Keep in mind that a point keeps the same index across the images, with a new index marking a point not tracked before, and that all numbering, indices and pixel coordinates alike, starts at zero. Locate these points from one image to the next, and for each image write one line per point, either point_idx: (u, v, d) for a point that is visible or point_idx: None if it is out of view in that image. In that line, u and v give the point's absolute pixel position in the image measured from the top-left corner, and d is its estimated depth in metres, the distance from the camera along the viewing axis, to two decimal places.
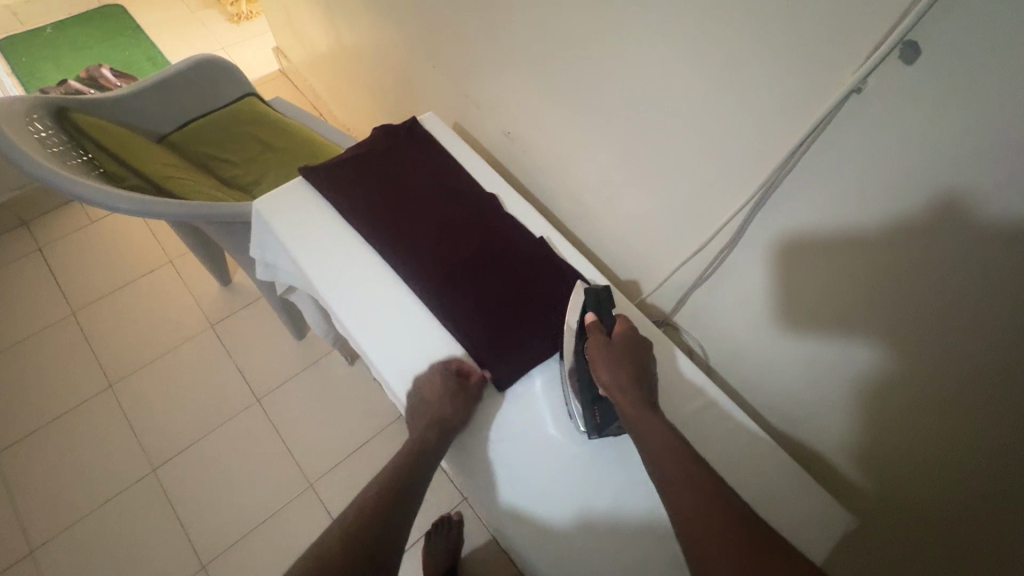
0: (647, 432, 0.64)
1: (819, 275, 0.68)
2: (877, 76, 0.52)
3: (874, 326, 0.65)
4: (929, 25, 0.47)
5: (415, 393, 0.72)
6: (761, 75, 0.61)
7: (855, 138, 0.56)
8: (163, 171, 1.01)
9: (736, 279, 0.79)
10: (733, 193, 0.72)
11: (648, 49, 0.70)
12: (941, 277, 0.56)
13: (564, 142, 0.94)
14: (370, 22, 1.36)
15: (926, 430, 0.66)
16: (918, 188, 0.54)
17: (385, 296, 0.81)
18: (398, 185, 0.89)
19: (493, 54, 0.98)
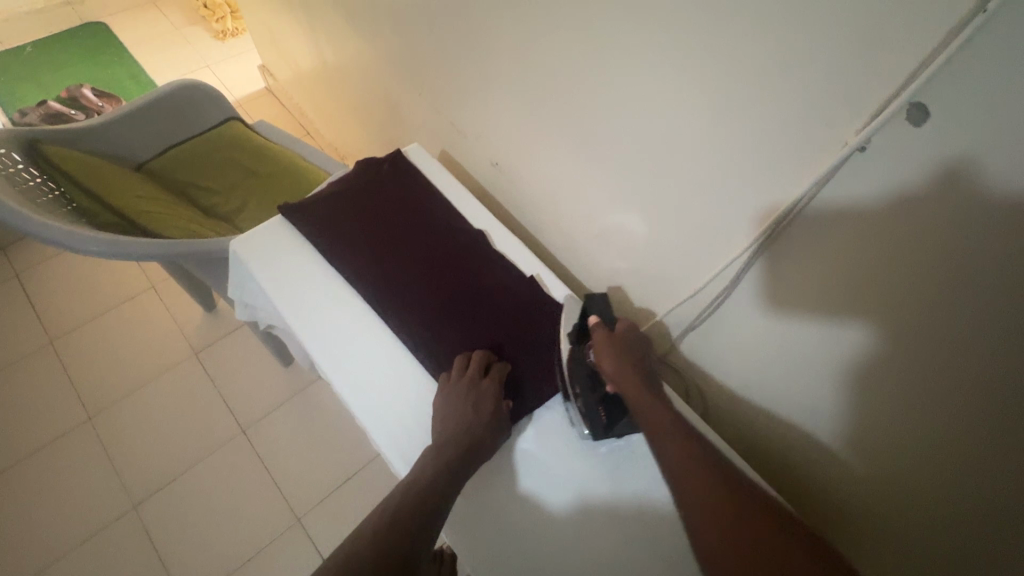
0: (654, 419, 0.60)
1: (821, 319, 0.61)
2: (886, 129, 0.46)
3: (874, 379, 0.58)
4: (937, 82, 0.41)
5: (446, 400, 0.67)
6: (755, 112, 0.55)
7: (862, 191, 0.51)
8: (138, 206, 0.98)
9: (733, 322, 0.73)
10: (731, 236, 0.66)
11: (636, 84, 0.66)
12: (957, 341, 0.49)
13: (548, 169, 0.90)
14: (355, 45, 1.32)
15: (934, 499, 0.58)
16: (932, 250, 0.47)
17: (371, 340, 0.75)
18: (384, 224, 0.82)
19: (477, 82, 0.94)
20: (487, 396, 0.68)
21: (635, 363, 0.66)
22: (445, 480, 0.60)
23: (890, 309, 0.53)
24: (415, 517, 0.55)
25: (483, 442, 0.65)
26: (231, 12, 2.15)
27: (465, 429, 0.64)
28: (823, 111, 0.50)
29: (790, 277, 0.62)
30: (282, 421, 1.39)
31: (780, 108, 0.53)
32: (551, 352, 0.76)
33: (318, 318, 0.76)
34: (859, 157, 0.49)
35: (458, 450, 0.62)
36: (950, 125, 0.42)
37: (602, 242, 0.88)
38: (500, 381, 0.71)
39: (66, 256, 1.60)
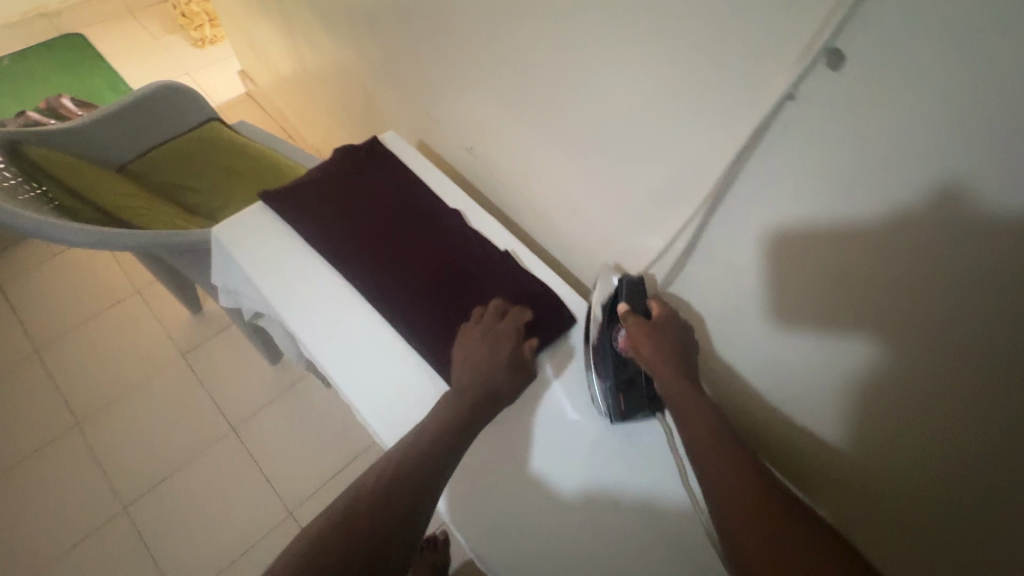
0: (687, 412, 0.64)
1: (774, 274, 0.64)
2: (812, 78, 0.49)
3: (824, 327, 0.61)
4: (851, 31, 0.45)
5: (464, 350, 0.71)
6: (698, 76, 0.58)
7: (796, 144, 0.53)
8: (121, 203, 1.00)
9: (697, 283, 0.75)
10: (684, 199, 0.69)
11: (592, 58, 0.69)
12: (896, 280, 0.52)
13: (520, 151, 0.93)
14: (330, 44, 1.35)
15: (888, 444, 0.61)
16: (863, 194, 0.51)
17: (356, 320, 0.78)
18: (364, 209, 0.84)
19: (447, 69, 0.97)
20: (503, 341, 0.72)
21: (674, 356, 0.68)
22: (460, 422, 0.63)
23: (833, 257, 0.56)
24: (429, 455, 0.58)
25: (499, 389, 0.69)
26: (208, 20, 2.16)
27: (482, 375, 0.68)
28: (755, 65, 0.53)
29: (739, 238, 0.65)
30: (271, 417, 1.40)
31: (720, 70, 0.56)
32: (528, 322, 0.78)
33: (302, 301, 0.78)
34: (791, 109, 0.52)
35: (477, 395, 0.66)
36: (869, 68, 0.45)
37: (573, 219, 0.91)
38: (518, 327, 0.74)
39: (48, 264, 1.60)
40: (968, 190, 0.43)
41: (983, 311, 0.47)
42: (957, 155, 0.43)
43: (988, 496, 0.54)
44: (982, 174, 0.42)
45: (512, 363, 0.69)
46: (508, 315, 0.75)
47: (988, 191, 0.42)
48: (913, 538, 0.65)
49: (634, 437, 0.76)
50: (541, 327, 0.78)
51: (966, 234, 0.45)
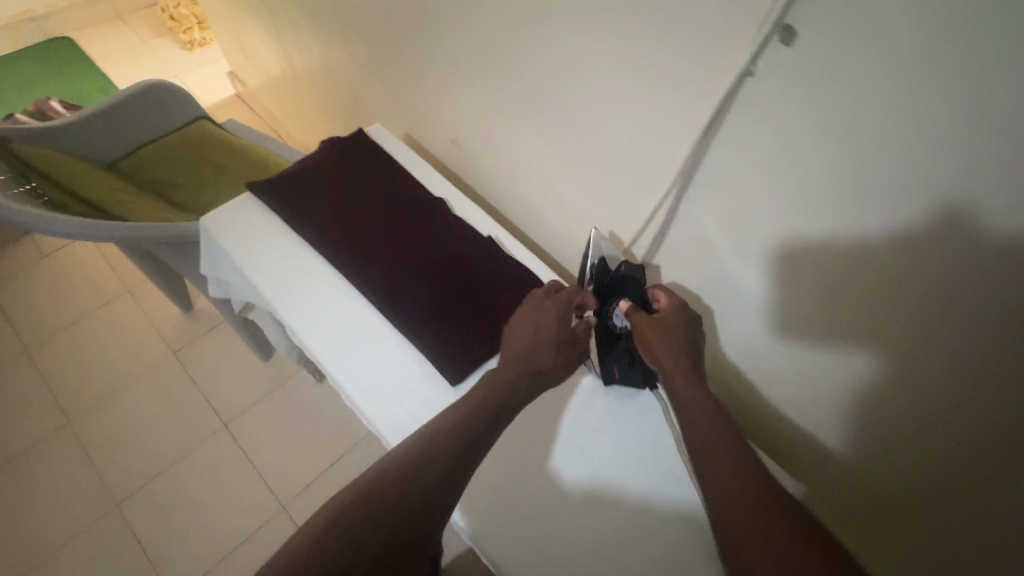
0: (690, 405, 0.59)
1: (745, 249, 0.66)
2: (768, 54, 0.52)
3: (794, 295, 0.64)
4: (801, 7, 0.48)
5: (521, 324, 0.72)
6: (666, 60, 0.61)
7: (758, 118, 0.56)
8: (112, 199, 1.01)
9: (673, 261, 0.77)
10: (656, 180, 0.72)
11: (568, 47, 0.72)
12: (859, 243, 0.55)
13: (503, 141, 0.95)
14: (317, 43, 1.37)
15: (863, 400, 0.64)
16: (821, 164, 0.54)
17: (343, 306, 0.79)
18: (350, 198, 0.86)
19: (431, 63, 1.00)
20: (551, 318, 0.72)
21: (683, 352, 0.65)
22: (501, 398, 0.63)
23: (799, 226, 0.59)
24: (468, 427, 0.59)
25: (544, 365, 0.69)
26: (197, 23, 2.19)
27: (528, 353, 0.69)
28: (716, 45, 0.56)
29: (710, 214, 0.68)
30: (264, 412, 1.41)
31: (685, 51, 0.59)
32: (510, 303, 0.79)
33: (291, 288, 0.79)
34: (750, 84, 0.55)
35: (519, 373, 0.67)
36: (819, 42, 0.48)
37: (555, 206, 0.93)
38: (568, 304, 0.74)
39: (37, 266, 1.60)
40: (913, 150, 0.47)
41: (937, 261, 0.50)
42: (902, 116, 0.46)
43: (959, 435, 0.57)
44: (926, 134, 0.46)
45: (558, 339, 0.69)
46: (559, 293, 0.75)
47: (931, 148, 0.46)
48: (894, 490, 0.68)
49: (633, 436, 0.80)
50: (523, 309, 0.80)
51: (917, 192, 0.48)
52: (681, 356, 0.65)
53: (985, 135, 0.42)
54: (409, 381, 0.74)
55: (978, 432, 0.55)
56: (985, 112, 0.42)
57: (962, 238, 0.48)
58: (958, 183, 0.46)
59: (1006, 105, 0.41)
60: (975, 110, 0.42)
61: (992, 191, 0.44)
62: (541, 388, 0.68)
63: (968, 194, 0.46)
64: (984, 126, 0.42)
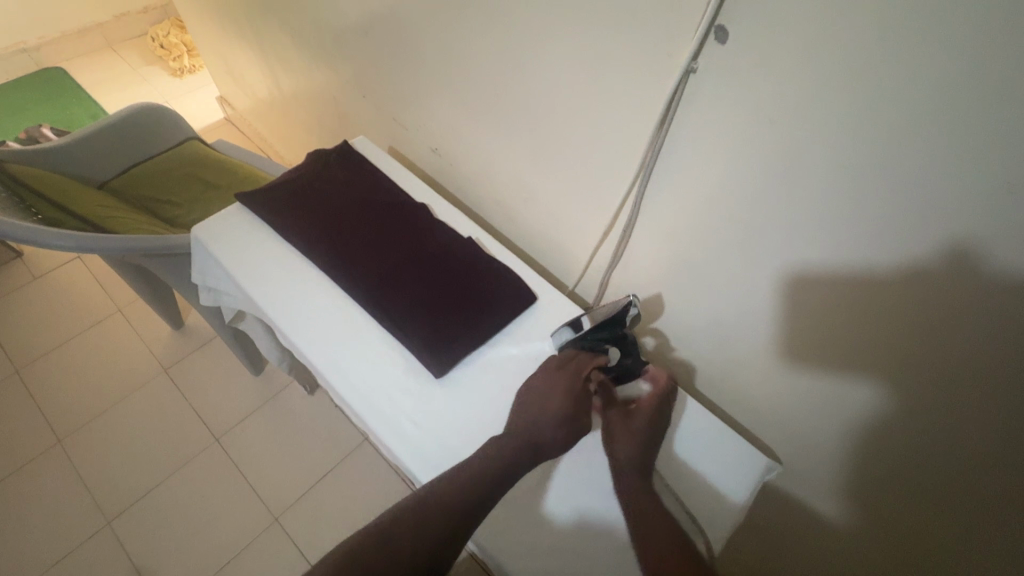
0: (639, 509, 0.65)
1: (707, 236, 0.71)
2: (705, 53, 0.57)
3: (757, 278, 0.69)
4: (729, 11, 0.53)
5: (530, 394, 0.72)
6: (620, 64, 0.66)
7: (710, 111, 0.60)
8: (104, 214, 1.04)
9: (643, 252, 0.82)
10: (622, 175, 0.76)
11: (534, 54, 0.77)
12: (809, 223, 0.59)
13: (481, 150, 1.00)
14: (302, 64, 1.42)
15: (827, 370, 0.68)
16: (763, 151, 0.58)
17: (333, 308, 0.82)
18: (333, 204, 0.89)
19: (411, 77, 1.05)
20: (560, 389, 0.72)
21: (639, 455, 0.69)
22: (510, 459, 0.66)
23: (753, 212, 0.64)
24: (483, 482, 0.64)
25: (545, 436, 0.69)
26: (187, 51, 2.28)
27: (530, 424, 0.69)
28: (666, 47, 0.60)
29: (674, 206, 0.72)
30: (256, 426, 1.42)
31: (640, 54, 0.63)
32: (491, 298, 0.83)
33: (286, 297, 0.82)
34: (695, 81, 0.60)
35: (521, 444, 0.68)
36: (752, 41, 0.53)
37: (532, 209, 0.98)
38: (578, 376, 0.73)
39: (27, 288, 1.61)
40: (838, 135, 0.52)
41: (872, 235, 0.55)
42: (824, 105, 0.51)
43: (917, 397, 0.61)
44: (846, 117, 0.50)
45: (562, 416, 0.68)
46: (572, 363, 0.75)
47: (853, 131, 0.51)
48: (867, 457, 0.71)
49: None
50: (504, 303, 0.83)
51: (855, 175, 0.53)
52: (637, 458, 0.69)
53: (905, 118, 0.47)
54: (398, 376, 0.77)
55: (937, 393, 0.59)
56: (904, 97, 0.46)
57: (890, 212, 0.52)
58: (887, 164, 0.50)
59: (922, 91, 0.45)
60: (897, 94, 0.46)
61: (913, 169, 0.49)
62: (540, 459, 0.69)
63: (889, 170, 0.50)
64: (903, 110, 0.47)
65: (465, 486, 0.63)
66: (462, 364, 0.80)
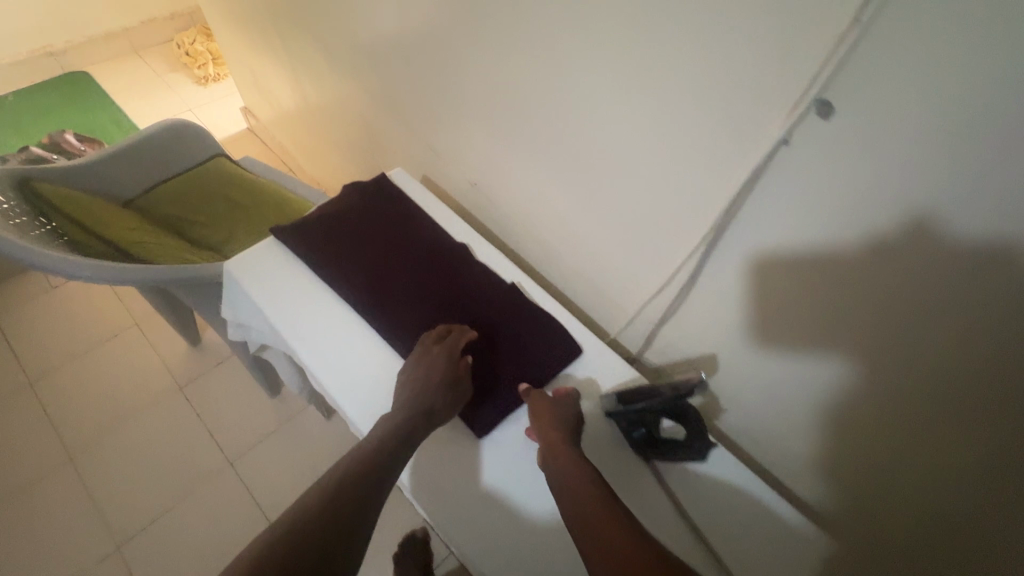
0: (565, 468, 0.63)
1: (777, 307, 0.66)
2: (804, 125, 0.52)
3: (832, 360, 0.62)
4: (837, 88, 0.48)
5: (409, 370, 0.73)
6: (694, 123, 0.62)
7: (795, 183, 0.56)
8: (130, 237, 1.01)
9: (697, 312, 0.77)
10: (686, 233, 0.71)
11: (595, 103, 0.72)
12: (892, 308, 0.54)
13: (522, 185, 0.96)
14: (335, 83, 1.40)
15: (892, 463, 0.62)
16: (857, 230, 0.53)
17: (367, 354, 0.79)
18: (375, 245, 0.86)
19: (450, 107, 1.02)
20: (437, 363, 0.73)
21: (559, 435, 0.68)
22: (405, 430, 0.67)
23: (824, 288, 0.59)
24: (380, 456, 0.63)
25: (434, 406, 0.70)
26: (212, 59, 2.27)
27: (416, 396, 0.70)
28: (754, 112, 0.56)
29: (734, 269, 0.68)
30: (271, 449, 1.39)
31: (713, 113, 0.59)
32: (536, 353, 0.80)
33: (316, 340, 0.79)
34: (787, 153, 0.55)
35: (412, 414, 0.68)
36: (861, 120, 0.48)
37: (576, 251, 0.94)
38: (452, 348, 0.75)
39: (45, 298, 1.60)
40: (954, 229, 0.46)
41: (983, 336, 0.48)
42: (940, 197, 0.46)
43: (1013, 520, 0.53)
44: (967, 214, 0.45)
45: (444, 385, 0.70)
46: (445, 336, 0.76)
47: (972, 229, 0.45)
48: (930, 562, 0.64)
49: (706, 532, 0.69)
50: (547, 355, 0.80)
51: (965, 270, 0.47)
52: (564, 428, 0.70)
53: None
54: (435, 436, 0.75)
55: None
56: None
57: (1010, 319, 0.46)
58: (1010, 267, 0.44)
59: None
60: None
61: None
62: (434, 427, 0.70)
63: (1015, 276, 0.44)
64: None
65: (362, 467, 0.62)
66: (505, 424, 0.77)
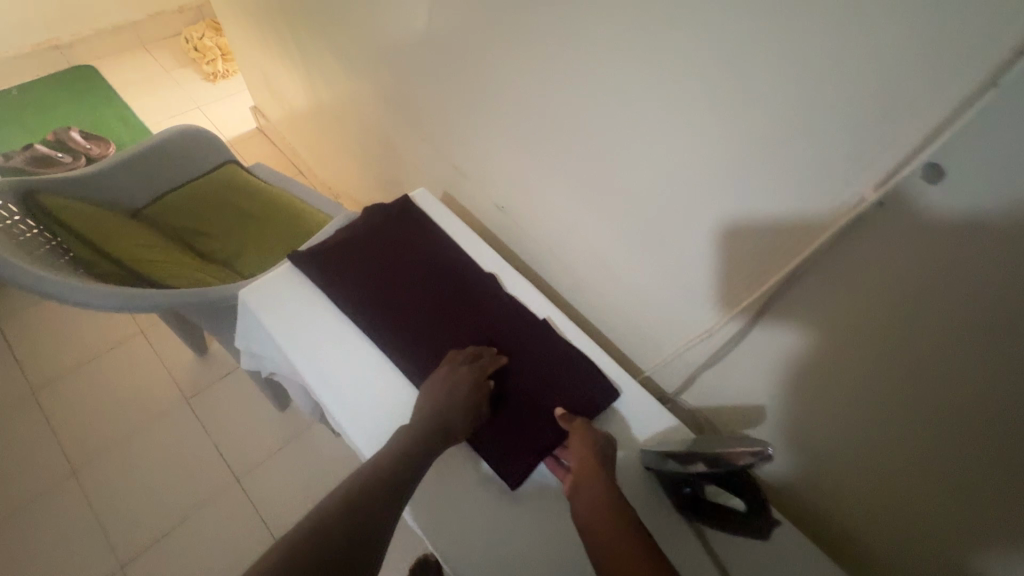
0: (598, 497, 0.60)
1: (841, 372, 0.60)
2: (902, 186, 0.46)
3: (905, 431, 0.57)
4: (949, 151, 0.42)
5: (432, 386, 0.73)
6: (761, 170, 0.56)
7: (883, 246, 0.50)
8: (139, 255, 0.96)
9: (744, 364, 0.72)
10: (740, 280, 0.66)
11: (642, 139, 0.66)
12: (982, 394, 0.48)
13: (552, 210, 0.91)
14: (349, 89, 1.34)
15: (965, 543, 0.57)
16: (951, 304, 0.47)
17: (385, 392, 0.76)
18: (399, 276, 0.86)
19: (476, 124, 0.96)
20: (461, 383, 0.73)
21: (592, 456, 0.66)
22: (422, 446, 0.66)
23: (900, 358, 0.53)
24: (398, 469, 0.63)
25: (453, 426, 0.70)
26: (221, 55, 2.22)
27: (437, 413, 0.70)
28: (841, 167, 0.50)
29: (789, 324, 0.63)
30: (277, 467, 1.35)
31: (782, 162, 0.54)
32: (567, 392, 0.78)
33: (336, 376, 0.77)
34: (877, 215, 0.49)
35: (432, 431, 0.68)
36: (975, 189, 0.42)
37: (611, 282, 0.88)
38: (478, 370, 0.75)
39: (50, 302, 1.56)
40: None
41: None
42: None
43: None
44: None
45: (467, 407, 0.70)
46: (472, 358, 0.77)
47: None
48: None
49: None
50: (577, 394, 0.77)
51: None
52: (602, 457, 0.67)
53: None
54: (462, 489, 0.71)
55: None
56: None
57: None
58: None
59: None
60: None
61: None
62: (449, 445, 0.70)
63: None
64: None
65: (380, 478, 0.61)
66: (534, 475, 0.74)
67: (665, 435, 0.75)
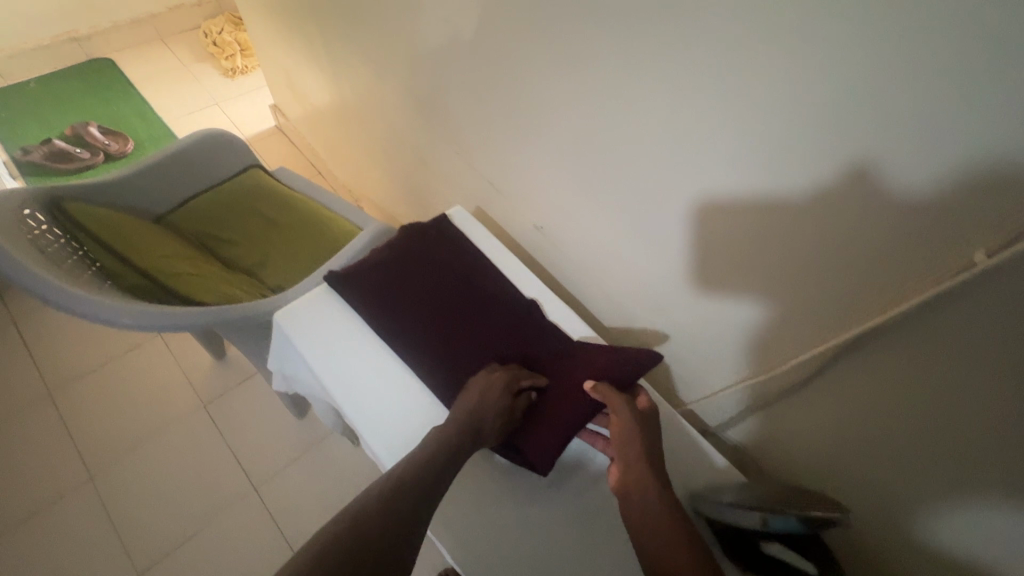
0: (650, 508, 0.60)
1: (926, 421, 0.59)
2: (1015, 253, 0.45)
3: (988, 487, 0.55)
4: None
5: (466, 390, 0.72)
6: (849, 218, 0.55)
7: (984, 309, 0.49)
8: (168, 267, 0.94)
9: (811, 409, 0.73)
10: (813, 325, 0.65)
11: (713, 175, 0.65)
12: None
13: (596, 235, 0.89)
14: (376, 95, 1.31)
15: None
16: None
17: (421, 418, 0.74)
18: (438, 300, 0.83)
19: (516, 143, 0.94)
20: (496, 388, 0.72)
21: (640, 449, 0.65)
22: (456, 446, 0.65)
23: (994, 416, 0.53)
24: (431, 465, 0.62)
25: (485, 426, 0.69)
26: (240, 50, 2.19)
27: (470, 413, 0.69)
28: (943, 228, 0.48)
29: (875, 375, 0.62)
30: (295, 476, 1.33)
31: (874, 214, 0.52)
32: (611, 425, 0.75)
33: (370, 398, 0.75)
34: (981, 278, 0.48)
35: (465, 430, 0.67)
36: None
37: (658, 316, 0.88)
38: (513, 377, 0.74)
39: None
40: None
41: None
42: None
43: None
44: None
45: (499, 411, 0.70)
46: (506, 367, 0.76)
47: None
48: None
49: None
50: None
51: None
52: (646, 447, 0.66)
53: None
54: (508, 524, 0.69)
55: None
56: None
57: None
58: None
59: None
60: None
61: None
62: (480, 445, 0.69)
63: None
64: None
65: (415, 474, 0.60)
66: (583, 508, 0.72)
67: (716, 474, 0.73)
